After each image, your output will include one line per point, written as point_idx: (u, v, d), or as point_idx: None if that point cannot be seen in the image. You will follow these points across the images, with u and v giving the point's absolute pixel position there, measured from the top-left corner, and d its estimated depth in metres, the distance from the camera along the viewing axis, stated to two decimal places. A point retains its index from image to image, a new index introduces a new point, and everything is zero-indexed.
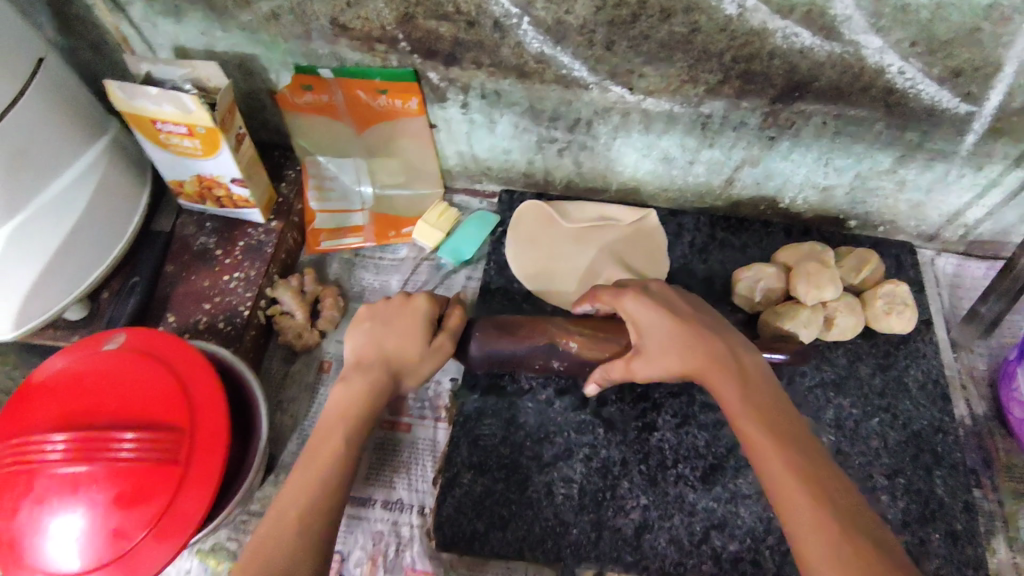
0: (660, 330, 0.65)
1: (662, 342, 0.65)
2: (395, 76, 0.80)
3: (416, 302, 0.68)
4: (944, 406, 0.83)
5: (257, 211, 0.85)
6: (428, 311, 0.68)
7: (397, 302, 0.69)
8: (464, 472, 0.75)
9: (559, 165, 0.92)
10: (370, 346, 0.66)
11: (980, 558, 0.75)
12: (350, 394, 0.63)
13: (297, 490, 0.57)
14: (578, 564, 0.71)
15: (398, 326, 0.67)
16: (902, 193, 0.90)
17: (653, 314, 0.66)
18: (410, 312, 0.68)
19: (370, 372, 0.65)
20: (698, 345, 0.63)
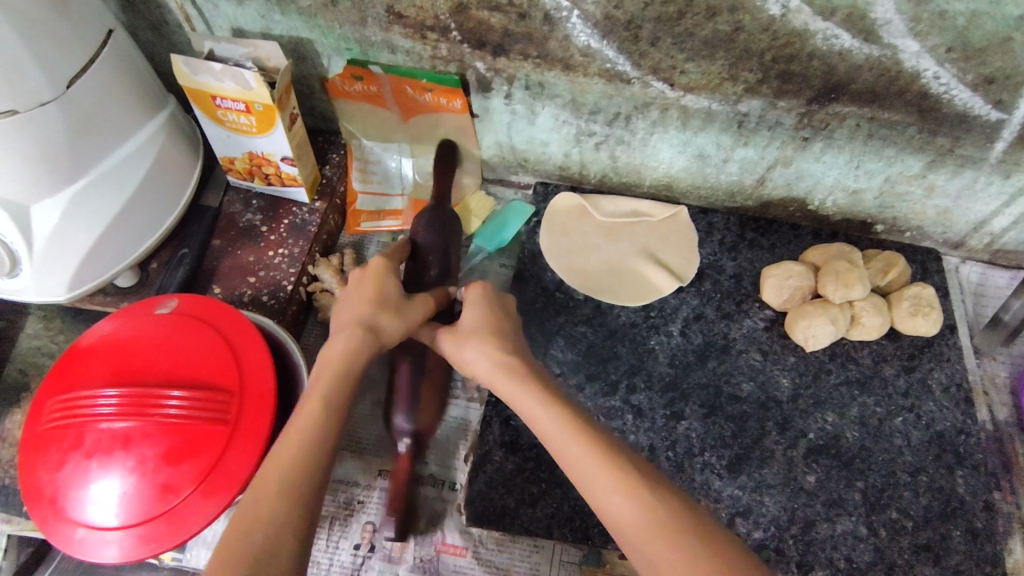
0: (478, 314, 0.70)
1: (476, 319, 0.70)
2: (439, 81, 0.85)
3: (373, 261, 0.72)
4: (967, 408, 0.85)
5: (302, 189, 0.87)
6: (384, 265, 0.71)
7: (356, 273, 0.72)
8: (496, 449, 0.78)
9: (595, 159, 0.94)
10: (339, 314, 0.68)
11: (999, 556, 0.76)
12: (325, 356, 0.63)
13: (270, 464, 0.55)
14: (605, 543, 0.73)
15: (366, 283, 0.70)
16: (930, 199, 0.91)
17: (479, 305, 0.71)
18: (371, 273, 0.71)
19: (342, 331, 0.65)
20: (496, 331, 0.69)
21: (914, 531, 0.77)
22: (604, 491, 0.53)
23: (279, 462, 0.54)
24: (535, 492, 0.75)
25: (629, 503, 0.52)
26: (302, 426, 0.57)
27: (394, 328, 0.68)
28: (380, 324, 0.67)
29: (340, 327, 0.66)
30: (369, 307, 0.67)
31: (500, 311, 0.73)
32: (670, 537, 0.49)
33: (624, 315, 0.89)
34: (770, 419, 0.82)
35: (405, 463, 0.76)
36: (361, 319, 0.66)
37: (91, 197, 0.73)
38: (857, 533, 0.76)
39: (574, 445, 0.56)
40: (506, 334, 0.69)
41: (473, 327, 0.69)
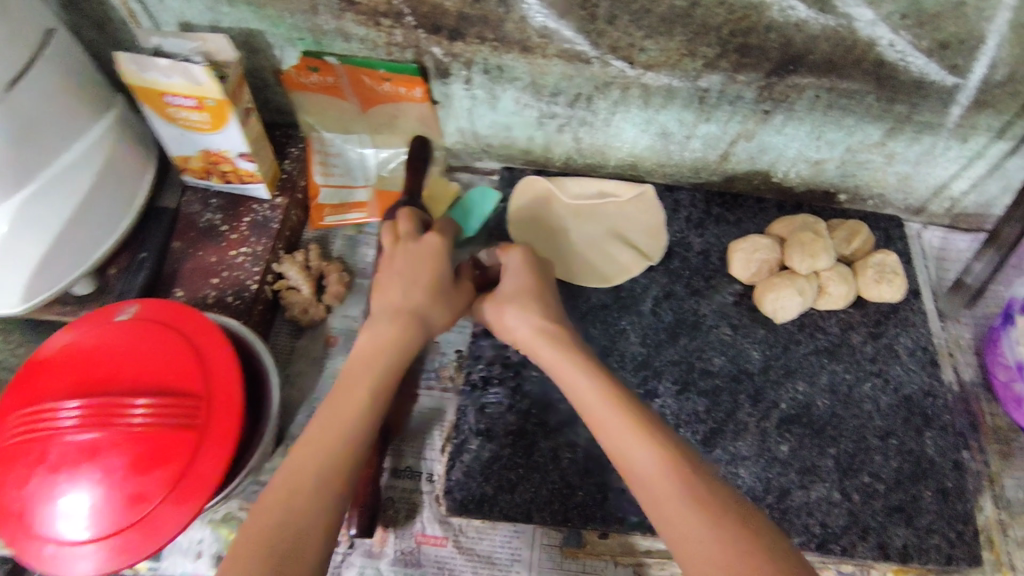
0: (518, 278, 0.75)
1: (523, 288, 0.73)
2: (396, 71, 0.83)
3: (431, 242, 0.73)
4: (933, 371, 0.87)
5: (261, 185, 0.85)
6: (435, 248, 0.73)
7: (404, 250, 0.73)
8: (472, 438, 0.78)
9: (559, 141, 0.94)
10: (391, 298, 0.70)
11: (968, 512, 0.78)
12: (376, 341, 0.66)
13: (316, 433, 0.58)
14: (585, 524, 0.74)
15: (420, 270, 0.72)
16: (890, 167, 0.92)
17: (520, 268, 0.75)
18: (419, 254, 0.73)
19: (398, 318, 0.68)
20: (539, 296, 0.73)
21: (887, 493, 0.78)
22: (626, 444, 0.56)
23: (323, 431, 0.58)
24: (515, 476, 0.76)
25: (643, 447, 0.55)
26: (344, 421, 0.59)
27: (444, 314, 0.72)
28: (432, 314, 0.71)
29: (399, 310, 0.69)
30: (422, 297, 0.70)
31: (544, 278, 0.76)
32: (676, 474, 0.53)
33: (594, 297, 0.89)
34: (742, 392, 0.83)
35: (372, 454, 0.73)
36: (414, 310, 0.69)
37: (42, 204, 0.71)
38: (832, 499, 0.78)
39: (606, 405, 0.59)
40: (548, 301, 0.73)
41: (518, 297, 0.72)
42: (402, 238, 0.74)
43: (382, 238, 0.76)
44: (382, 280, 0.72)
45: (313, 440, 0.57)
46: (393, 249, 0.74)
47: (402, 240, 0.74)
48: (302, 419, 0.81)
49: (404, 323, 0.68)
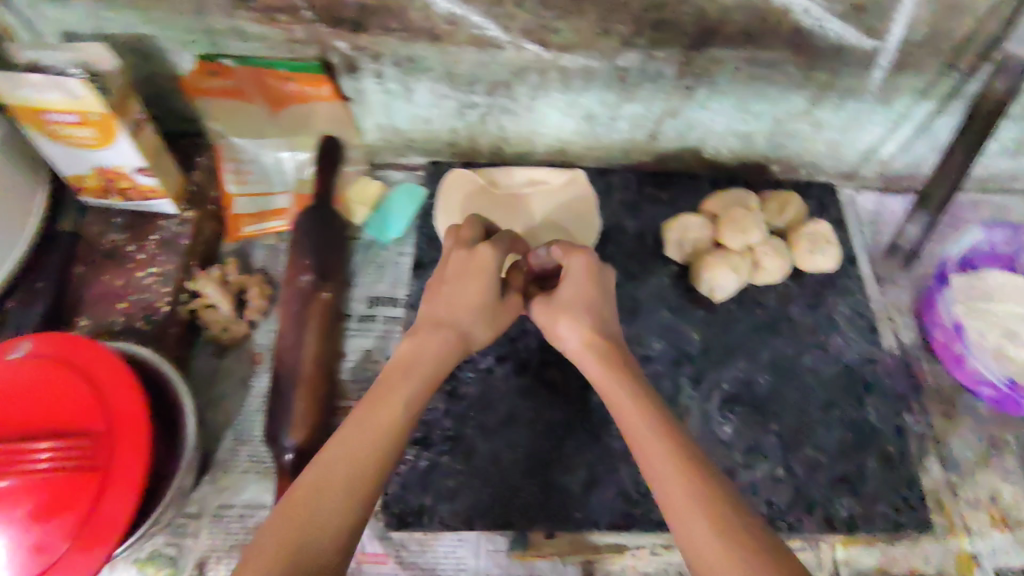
0: (577, 287, 0.69)
1: (579, 300, 0.68)
2: (301, 68, 0.79)
3: (485, 250, 0.69)
4: (872, 337, 0.87)
5: (167, 201, 0.81)
6: (493, 261, 0.69)
7: (464, 256, 0.70)
8: (409, 447, 0.75)
9: (483, 131, 0.90)
10: (435, 306, 0.68)
11: (913, 477, 0.79)
12: (417, 348, 0.64)
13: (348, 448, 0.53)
14: (528, 525, 0.72)
15: (468, 281, 0.68)
16: (819, 134, 0.91)
17: (579, 274, 0.69)
18: (477, 266, 0.69)
19: (442, 331, 0.65)
20: (590, 311, 0.67)
21: (830, 465, 0.78)
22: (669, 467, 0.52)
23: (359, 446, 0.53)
24: (454, 483, 0.73)
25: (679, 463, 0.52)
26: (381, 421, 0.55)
27: (485, 330, 0.69)
28: (473, 330, 0.68)
29: (438, 321, 0.66)
30: (464, 312, 0.67)
31: (606, 293, 0.70)
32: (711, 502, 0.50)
33: None
34: (682, 374, 0.82)
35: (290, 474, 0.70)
36: (455, 323, 0.67)
37: None
38: (777, 475, 0.77)
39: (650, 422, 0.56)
40: (607, 316, 0.68)
41: (571, 309, 0.68)
42: (460, 244, 0.72)
43: (446, 244, 0.75)
44: (435, 288, 0.70)
45: (342, 441, 0.53)
46: (449, 256, 0.72)
47: (461, 246, 0.72)
48: (229, 443, 0.78)
49: (447, 337, 0.65)
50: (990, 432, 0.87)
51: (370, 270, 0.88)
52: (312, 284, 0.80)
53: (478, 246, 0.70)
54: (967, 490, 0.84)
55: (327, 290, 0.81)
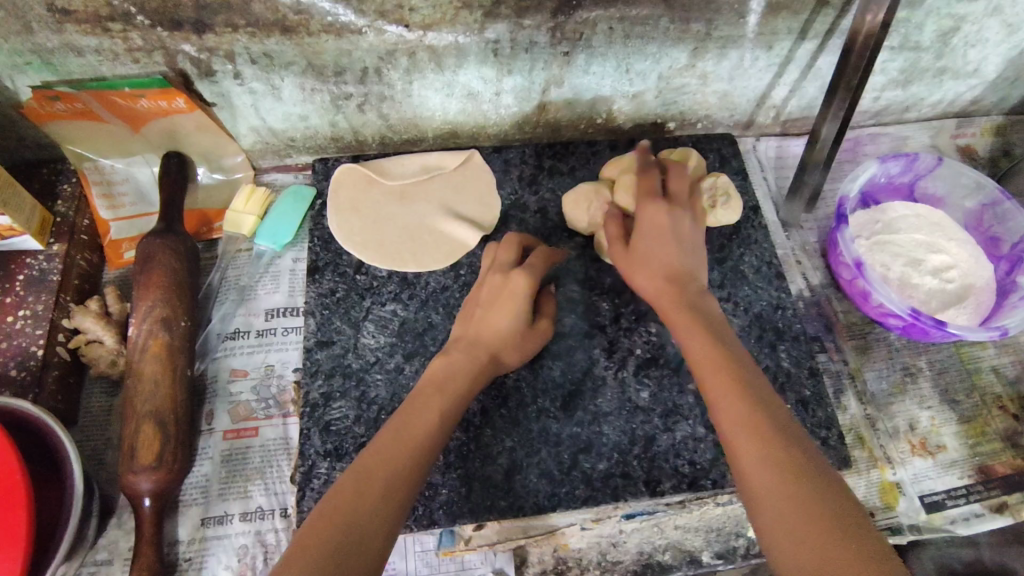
0: (654, 241, 0.72)
1: (659, 251, 0.72)
2: (144, 86, 0.75)
3: (518, 277, 0.72)
4: (780, 284, 0.87)
5: (29, 237, 0.76)
6: (526, 290, 0.71)
7: (500, 281, 0.73)
8: (320, 461, 0.71)
9: (365, 122, 0.86)
10: (469, 328, 0.72)
11: (830, 416, 0.80)
12: (450, 365, 0.67)
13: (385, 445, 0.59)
14: (453, 522, 0.70)
15: (498, 308, 0.71)
16: (707, 87, 0.90)
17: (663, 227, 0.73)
18: (508, 293, 0.71)
19: (476, 354, 0.69)
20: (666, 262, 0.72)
21: None
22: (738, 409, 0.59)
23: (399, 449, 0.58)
24: None
25: (751, 437, 0.56)
26: (415, 436, 0.60)
27: (515, 356, 0.71)
28: (503, 355, 0.70)
29: (472, 342, 0.70)
30: (493, 338, 0.70)
31: (684, 241, 0.73)
32: (790, 475, 0.53)
33: (433, 280, 0.82)
34: (596, 346, 0.81)
35: (151, 527, 0.67)
36: (491, 350, 0.69)
37: None
38: (698, 435, 0.76)
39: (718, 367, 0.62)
40: (680, 260, 0.72)
41: (650, 261, 0.72)
42: (495, 269, 0.74)
43: (483, 262, 0.77)
44: (472, 311, 0.73)
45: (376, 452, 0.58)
46: (483, 280, 0.75)
47: (495, 270, 0.74)
48: None
49: (480, 358, 0.68)
50: (902, 361, 0.89)
51: (265, 281, 0.84)
52: (153, 329, 0.73)
53: (513, 272, 0.73)
54: (886, 421, 0.85)
55: (171, 329, 0.73)
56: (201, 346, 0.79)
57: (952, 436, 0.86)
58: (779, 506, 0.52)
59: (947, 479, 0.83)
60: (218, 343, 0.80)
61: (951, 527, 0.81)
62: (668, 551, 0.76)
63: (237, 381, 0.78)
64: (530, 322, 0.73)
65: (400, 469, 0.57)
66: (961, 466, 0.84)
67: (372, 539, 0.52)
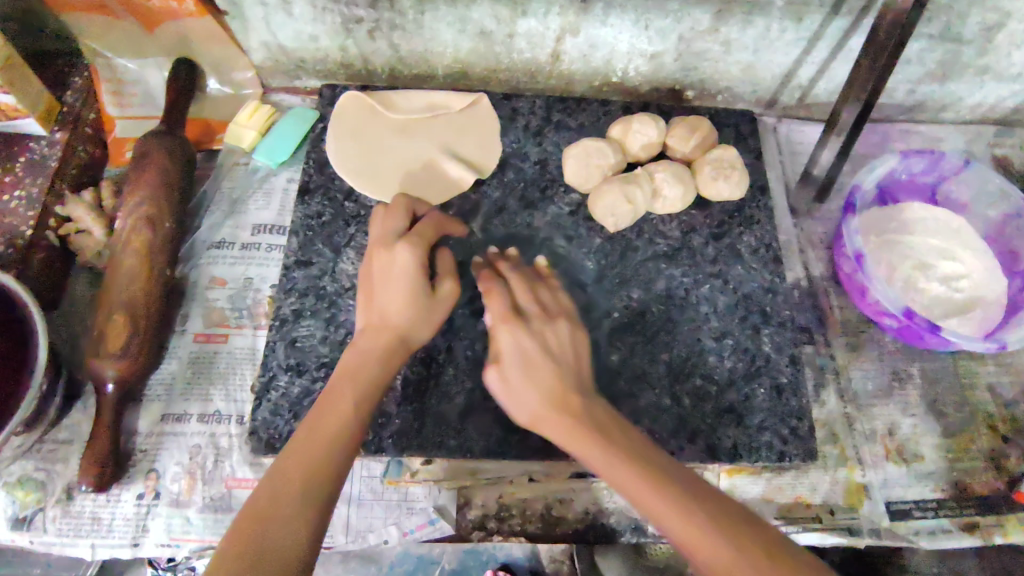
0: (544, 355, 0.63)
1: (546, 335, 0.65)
2: None
3: (403, 252, 0.67)
4: (774, 268, 0.84)
5: (33, 121, 0.77)
6: (417, 263, 0.68)
7: (387, 256, 0.68)
8: (281, 374, 0.72)
9: (375, 50, 0.86)
10: (369, 312, 0.66)
11: (803, 407, 0.77)
12: (357, 354, 0.63)
13: (306, 450, 0.54)
14: (401, 452, 0.70)
15: (392, 286, 0.66)
16: (730, 55, 0.87)
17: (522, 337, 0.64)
18: (399, 265, 0.67)
19: (378, 333, 0.64)
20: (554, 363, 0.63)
21: (718, 395, 0.77)
22: (680, 513, 0.49)
23: (306, 456, 0.54)
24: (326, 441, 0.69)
25: (714, 542, 0.47)
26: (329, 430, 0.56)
27: (424, 329, 0.67)
28: (412, 332, 0.66)
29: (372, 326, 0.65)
30: (396, 315, 0.65)
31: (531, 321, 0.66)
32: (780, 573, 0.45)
33: None
34: (573, 303, 0.79)
35: (111, 411, 0.69)
36: (396, 328, 0.65)
37: None
38: (661, 404, 0.75)
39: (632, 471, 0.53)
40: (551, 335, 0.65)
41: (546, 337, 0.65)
42: (382, 243, 0.70)
43: (371, 230, 0.74)
44: (369, 292, 0.68)
45: (297, 449, 0.54)
46: (370, 256, 0.70)
47: (380, 244, 0.70)
48: None
49: (387, 338, 0.64)
50: (893, 365, 0.86)
51: (257, 196, 0.85)
52: (138, 225, 0.74)
53: (397, 246, 0.68)
54: (864, 423, 0.83)
55: (156, 229, 0.74)
56: (186, 250, 0.80)
57: (932, 447, 0.82)
58: None
59: (917, 489, 0.80)
60: (203, 250, 0.81)
61: (913, 537, 0.78)
62: (614, 514, 0.75)
63: (215, 288, 0.79)
64: (432, 292, 0.68)
65: (316, 464, 0.53)
66: (937, 478, 0.81)
67: (289, 538, 0.49)
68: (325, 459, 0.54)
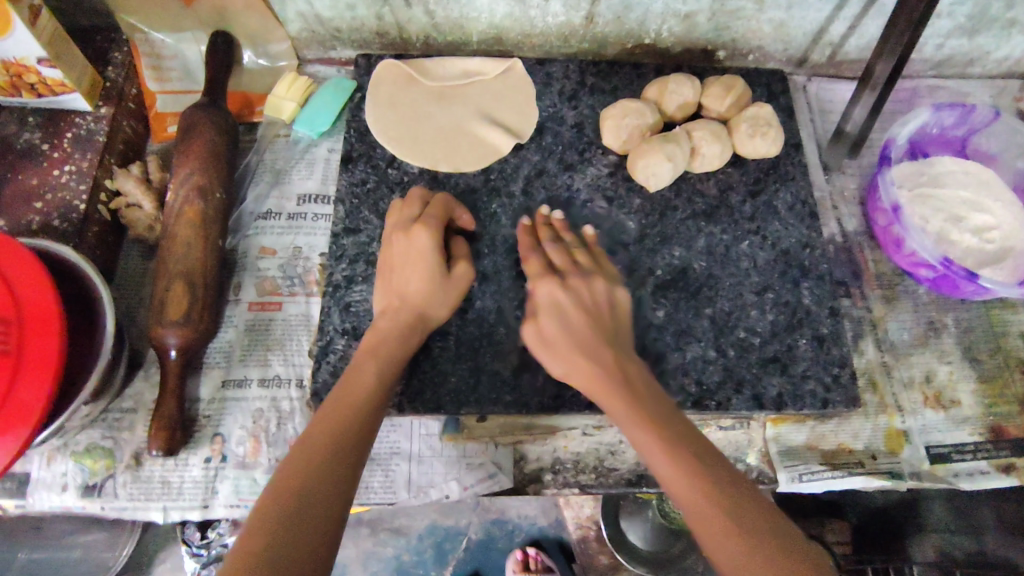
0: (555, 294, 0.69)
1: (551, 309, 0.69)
2: None
3: (421, 235, 0.70)
4: (811, 223, 0.85)
5: (79, 97, 0.79)
6: (434, 245, 0.70)
7: (403, 240, 0.70)
8: (338, 338, 0.74)
9: (411, 17, 0.86)
10: (388, 296, 0.70)
11: (844, 356, 0.79)
12: (378, 334, 0.67)
13: (332, 418, 0.58)
14: (458, 409, 0.72)
15: (410, 268, 0.70)
16: (763, 14, 0.87)
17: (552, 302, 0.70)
18: (416, 249, 0.70)
19: (397, 314, 0.69)
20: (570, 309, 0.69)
21: (761, 346, 0.79)
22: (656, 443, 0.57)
23: (336, 419, 0.58)
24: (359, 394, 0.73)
25: (678, 468, 0.55)
26: (355, 399, 0.61)
27: (442, 308, 0.71)
28: (431, 310, 0.70)
29: (386, 306, 0.70)
30: (415, 295, 0.69)
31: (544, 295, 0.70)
32: (721, 501, 0.52)
33: (462, 181, 0.83)
34: (617, 262, 0.81)
35: (175, 378, 0.71)
36: (414, 307, 0.69)
37: None
38: (707, 357, 0.77)
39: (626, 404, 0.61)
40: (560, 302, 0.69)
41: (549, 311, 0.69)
42: (397, 229, 0.72)
43: (389, 217, 0.75)
44: (385, 273, 0.72)
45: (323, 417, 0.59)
46: (388, 239, 0.72)
47: (397, 229, 0.72)
48: None
49: (407, 319, 0.68)
50: (928, 315, 0.88)
51: (299, 167, 0.86)
52: (190, 196, 0.75)
53: (413, 229, 0.71)
54: (902, 372, 0.85)
55: (206, 199, 0.75)
56: (234, 222, 0.82)
57: (968, 393, 0.84)
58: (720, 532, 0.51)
59: (956, 433, 0.83)
60: (250, 221, 0.82)
61: (953, 479, 0.80)
62: None
63: (266, 257, 0.81)
64: (447, 272, 0.71)
65: (341, 428, 0.58)
66: (973, 423, 0.83)
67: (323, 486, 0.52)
68: (353, 423, 0.58)
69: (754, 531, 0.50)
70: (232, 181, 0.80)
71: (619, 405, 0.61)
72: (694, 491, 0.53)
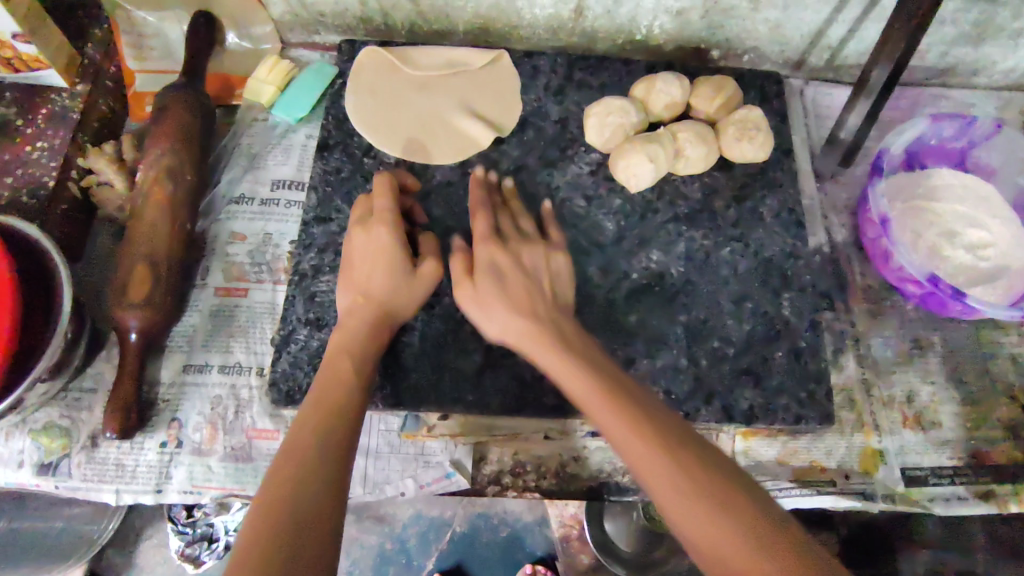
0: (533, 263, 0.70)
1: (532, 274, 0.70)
2: None
3: (380, 232, 0.69)
4: (798, 232, 0.83)
5: (54, 74, 0.78)
6: (395, 240, 0.69)
7: (362, 237, 0.70)
8: (301, 328, 0.72)
9: (395, 4, 0.84)
10: (351, 294, 0.68)
11: (821, 371, 0.77)
12: (345, 335, 0.66)
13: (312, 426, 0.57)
14: (418, 406, 0.71)
15: (372, 266, 0.68)
16: (758, 14, 0.84)
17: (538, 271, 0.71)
18: (377, 244, 0.69)
19: (361, 313, 0.67)
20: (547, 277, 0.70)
21: (735, 357, 0.76)
22: (636, 447, 0.52)
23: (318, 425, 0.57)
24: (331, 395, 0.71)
25: (669, 473, 0.50)
26: (339, 402, 0.60)
27: (407, 306, 0.69)
28: (395, 308, 0.68)
29: (352, 306, 0.68)
30: (378, 292, 0.67)
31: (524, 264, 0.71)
32: (721, 504, 0.47)
33: (438, 174, 0.81)
34: (592, 265, 0.79)
35: (134, 361, 0.70)
36: (379, 305, 0.67)
37: None
38: (678, 365, 0.75)
39: (601, 401, 0.56)
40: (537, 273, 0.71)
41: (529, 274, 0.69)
42: (358, 224, 0.71)
43: (355, 212, 0.73)
44: (346, 270, 0.70)
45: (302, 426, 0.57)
46: (349, 238, 0.71)
47: (358, 225, 0.71)
48: None
49: (371, 317, 0.66)
50: (914, 333, 0.85)
51: (277, 152, 0.85)
52: (159, 177, 0.74)
53: (372, 226, 0.70)
54: (883, 390, 0.82)
55: (176, 180, 0.75)
56: (206, 206, 0.81)
57: (950, 415, 0.82)
58: (723, 538, 0.46)
59: (934, 456, 0.80)
60: (222, 206, 0.82)
61: (928, 504, 0.78)
62: (628, 474, 0.75)
63: (235, 243, 0.80)
64: (411, 269, 0.69)
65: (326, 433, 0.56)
66: (954, 446, 0.81)
67: (318, 499, 0.51)
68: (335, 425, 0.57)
69: (761, 531, 0.46)
70: (204, 165, 0.79)
71: (600, 401, 0.56)
72: (686, 493, 0.48)
